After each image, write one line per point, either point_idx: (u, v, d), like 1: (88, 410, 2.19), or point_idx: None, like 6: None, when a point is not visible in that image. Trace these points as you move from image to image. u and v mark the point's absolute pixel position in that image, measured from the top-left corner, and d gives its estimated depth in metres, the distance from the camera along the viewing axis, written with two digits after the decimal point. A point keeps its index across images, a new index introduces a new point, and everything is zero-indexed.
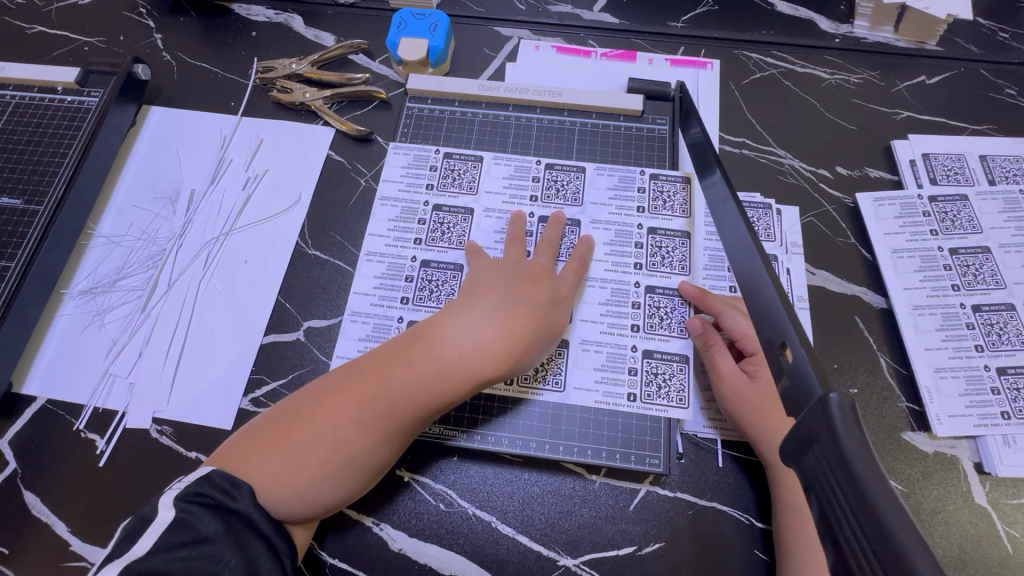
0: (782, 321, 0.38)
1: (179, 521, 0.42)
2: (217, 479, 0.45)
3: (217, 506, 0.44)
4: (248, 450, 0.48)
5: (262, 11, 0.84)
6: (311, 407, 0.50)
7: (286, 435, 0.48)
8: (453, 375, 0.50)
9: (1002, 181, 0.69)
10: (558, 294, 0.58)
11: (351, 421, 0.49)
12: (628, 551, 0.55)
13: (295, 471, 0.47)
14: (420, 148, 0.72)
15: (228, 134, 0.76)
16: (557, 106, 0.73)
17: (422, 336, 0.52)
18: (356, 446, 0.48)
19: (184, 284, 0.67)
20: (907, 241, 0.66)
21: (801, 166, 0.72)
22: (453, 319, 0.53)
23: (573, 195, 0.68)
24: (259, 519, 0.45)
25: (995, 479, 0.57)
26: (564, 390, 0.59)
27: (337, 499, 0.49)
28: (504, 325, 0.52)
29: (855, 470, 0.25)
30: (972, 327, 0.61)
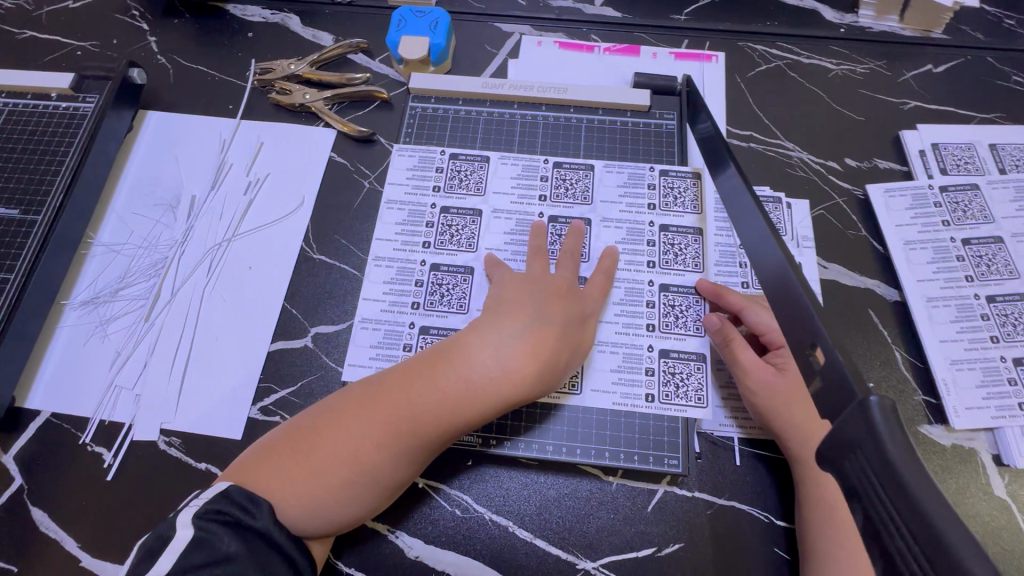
0: (814, 320, 0.37)
1: (198, 539, 0.41)
2: (236, 496, 0.44)
3: (234, 524, 0.43)
4: (267, 466, 0.47)
5: (258, 12, 0.83)
6: (331, 425, 0.48)
7: (306, 454, 0.47)
8: (479, 398, 0.49)
9: (1012, 170, 0.68)
10: (582, 313, 0.57)
11: (373, 442, 0.48)
12: (647, 552, 0.54)
13: (314, 489, 0.46)
14: (424, 150, 0.71)
15: (227, 138, 0.75)
16: (562, 102, 0.72)
17: (450, 356, 0.51)
18: (378, 467, 0.47)
19: (187, 293, 0.66)
20: (919, 232, 0.66)
21: (810, 159, 0.71)
22: (482, 341, 0.52)
23: (583, 193, 0.67)
24: (278, 534, 0.44)
25: (1013, 470, 0.56)
26: (581, 392, 0.59)
27: (353, 518, 0.48)
28: (531, 345, 0.51)
29: (899, 474, 0.25)
30: (987, 318, 0.61)
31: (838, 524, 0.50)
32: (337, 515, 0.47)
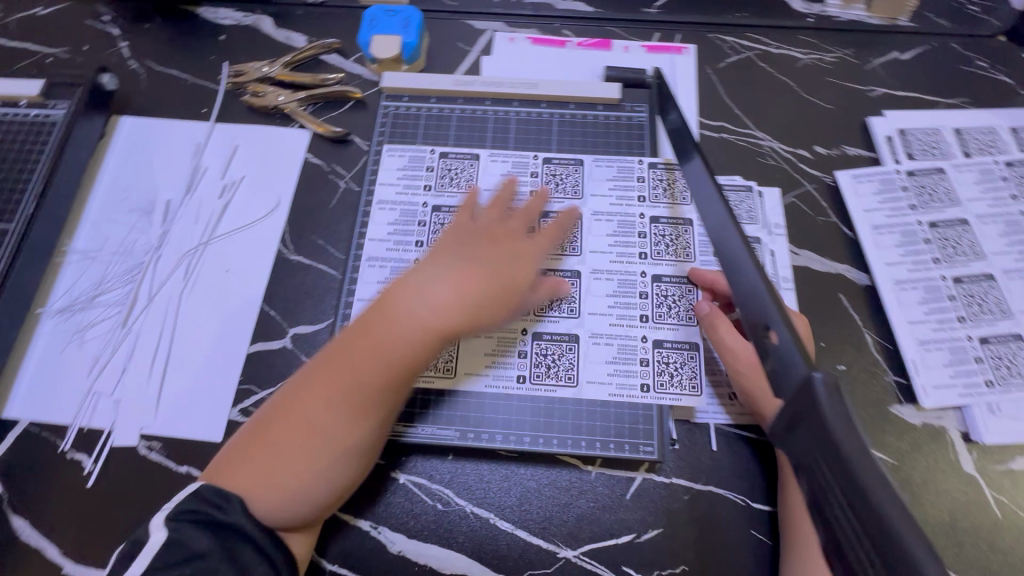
0: (769, 306, 0.37)
1: (171, 540, 0.43)
2: (207, 494, 0.46)
3: (208, 523, 0.45)
4: (228, 458, 0.48)
5: (230, 14, 0.83)
6: (278, 402, 0.50)
7: (257, 434, 0.48)
8: (404, 333, 0.50)
9: (977, 153, 0.70)
10: (521, 251, 0.57)
11: (312, 400, 0.48)
12: (627, 539, 0.55)
13: (276, 471, 0.47)
14: (415, 149, 0.70)
15: (201, 142, 0.74)
16: (534, 97, 0.72)
17: (376, 309, 0.52)
18: (319, 424, 0.48)
19: (165, 297, 0.66)
20: (888, 217, 0.67)
21: (780, 148, 0.72)
22: (406, 287, 0.52)
23: (573, 188, 0.68)
24: (253, 529, 0.45)
25: (982, 446, 0.57)
26: (578, 385, 0.59)
27: (314, 488, 0.48)
28: (459, 284, 0.52)
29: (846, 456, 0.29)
30: (954, 298, 0.62)
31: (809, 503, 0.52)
32: (306, 490, 0.47)
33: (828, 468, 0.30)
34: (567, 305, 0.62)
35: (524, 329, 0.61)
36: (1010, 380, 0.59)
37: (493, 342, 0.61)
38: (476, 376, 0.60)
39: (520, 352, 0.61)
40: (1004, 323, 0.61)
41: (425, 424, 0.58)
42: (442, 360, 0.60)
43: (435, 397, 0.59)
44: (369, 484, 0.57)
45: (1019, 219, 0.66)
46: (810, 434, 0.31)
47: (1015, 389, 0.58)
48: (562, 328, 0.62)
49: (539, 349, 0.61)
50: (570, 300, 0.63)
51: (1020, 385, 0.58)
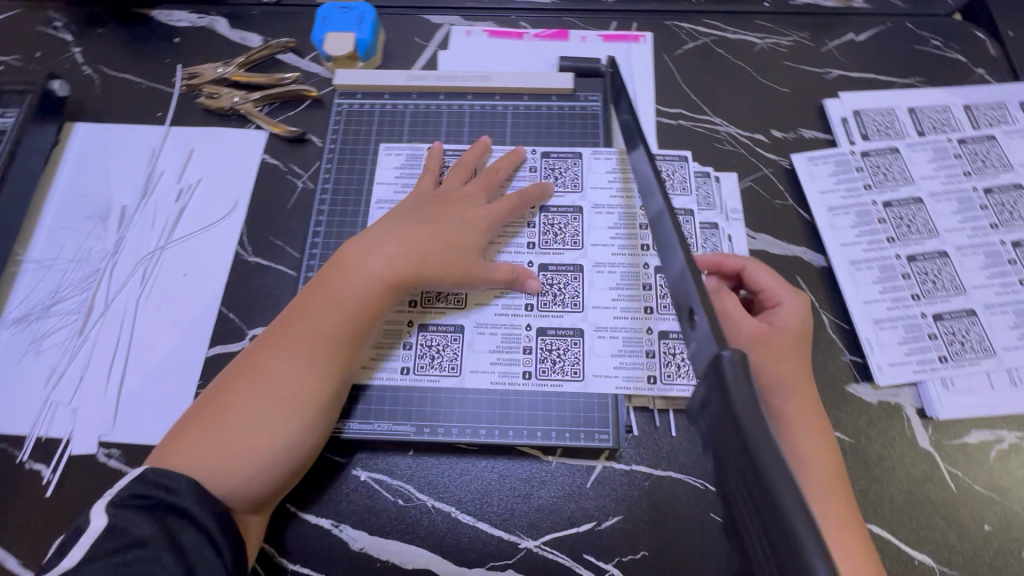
0: (692, 291, 0.38)
1: (111, 526, 0.43)
2: (152, 477, 0.46)
3: (154, 506, 0.45)
4: (186, 422, 0.51)
5: (185, 16, 0.82)
6: (237, 363, 0.54)
7: (214, 394, 0.52)
8: (351, 284, 0.56)
9: (930, 132, 0.70)
10: (467, 215, 0.61)
11: (267, 352, 0.53)
12: (588, 527, 0.55)
13: (235, 434, 0.49)
14: (411, 147, 0.70)
15: (157, 146, 0.74)
16: (489, 90, 0.72)
17: (321, 277, 0.57)
18: (271, 373, 0.52)
19: (122, 303, 0.65)
20: (843, 198, 0.67)
21: (737, 133, 0.72)
22: (348, 254, 0.58)
23: (573, 181, 0.67)
24: (204, 516, 0.45)
25: (937, 422, 0.58)
26: (584, 378, 0.59)
27: (261, 441, 0.50)
28: (400, 243, 0.58)
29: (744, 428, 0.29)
30: (908, 277, 0.63)
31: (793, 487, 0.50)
32: (270, 447, 0.50)
33: (735, 451, 0.29)
34: (570, 300, 0.62)
35: (527, 325, 0.62)
36: (962, 355, 0.59)
37: (498, 340, 0.61)
38: (484, 375, 0.60)
39: (525, 348, 0.61)
40: (957, 299, 0.61)
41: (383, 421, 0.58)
42: (450, 361, 0.61)
43: (390, 394, 0.59)
44: (321, 475, 0.57)
45: (971, 196, 0.66)
46: (718, 416, 0.31)
47: (968, 364, 0.59)
48: (565, 323, 0.62)
49: (544, 345, 0.61)
50: (573, 294, 0.63)
51: (973, 360, 0.59)
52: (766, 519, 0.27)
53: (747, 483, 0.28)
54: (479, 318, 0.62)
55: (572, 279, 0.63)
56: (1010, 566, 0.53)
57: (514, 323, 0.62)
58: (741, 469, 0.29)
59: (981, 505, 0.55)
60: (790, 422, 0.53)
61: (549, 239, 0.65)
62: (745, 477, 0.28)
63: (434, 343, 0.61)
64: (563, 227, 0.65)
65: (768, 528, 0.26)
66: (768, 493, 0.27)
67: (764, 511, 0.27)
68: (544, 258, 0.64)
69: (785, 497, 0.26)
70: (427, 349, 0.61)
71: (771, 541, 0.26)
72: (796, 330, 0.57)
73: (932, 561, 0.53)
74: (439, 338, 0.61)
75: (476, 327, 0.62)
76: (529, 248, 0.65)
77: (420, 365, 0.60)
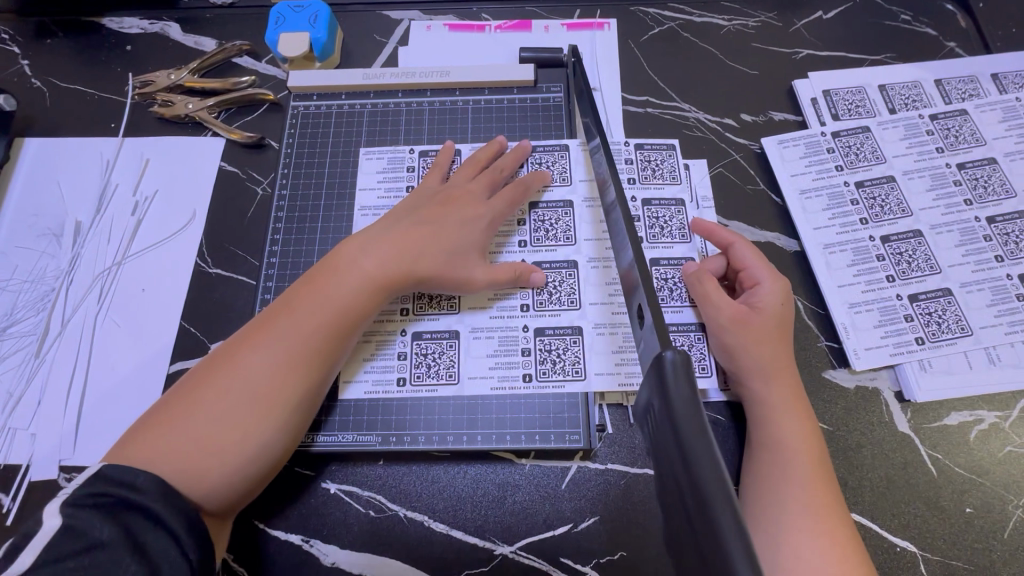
0: (640, 288, 0.40)
1: (66, 526, 0.40)
2: (111, 474, 0.42)
3: (114, 505, 0.42)
4: (151, 415, 0.48)
5: (136, 22, 0.79)
6: (212, 357, 0.51)
7: (186, 387, 0.49)
8: (341, 281, 0.54)
9: (902, 108, 0.69)
10: (468, 213, 0.59)
11: (247, 347, 0.51)
12: (564, 530, 0.54)
13: (203, 432, 0.47)
14: (392, 149, 0.68)
15: (111, 158, 0.71)
16: (449, 86, 0.71)
17: (310, 275, 0.55)
18: (250, 368, 0.50)
19: (78, 322, 0.63)
20: (814, 180, 0.66)
21: (706, 118, 0.71)
22: (339, 253, 0.56)
23: (561, 175, 0.65)
24: (169, 516, 0.42)
25: (915, 405, 0.57)
26: (586, 377, 0.57)
27: (232, 438, 0.47)
28: (391, 238, 0.57)
29: (680, 428, 0.29)
30: (882, 258, 0.61)
31: (767, 475, 0.50)
32: (241, 446, 0.48)
33: (679, 466, 0.28)
34: (567, 298, 0.61)
35: (525, 326, 0.60)
36: (939, 335, 0.58)
37: (496, 343, 0.59)
38: (483, 381, 0.58)
39: (524, 350, 0.59)
40: (933, 279, 0.60)
41: (349, 432, 0.57)
42: (447, 369, 0.59)
43: (363, 404, 0.58)
44: (294, 489, 0.56)
45: (945, 172, 0.65)
46: (664, 431, 0.30)
47: (945, 344, 0.58)
48: (563, 322, 0.60)
49: (543, 346, 0.59)
50: (569, 292, 0.61)
51: (950, 340, 0.58)
52: (705, 535, 0.25)
53: (688, 500, 0.27)
54: (473, 322, 0.60)
55: (568, 276, 0.61)
56: (993, 549, 0.52)
57: (510, 324, 0.60)
58: (683, 484, 0.28)
59: (961, 488, 0.54)
60: (770, 407, 0.52)
61: (542, 237, 0.63)
62: (687, 494, 0.27)
63: (430, 349, 0.59)
64: (554, 224, 0.64)
65: (705, 547, 0.25)
66: (704, 510, 0.26)
67: (702, 528, 0.26)
68: (537, 256, 0.62)
69: (720, 511, 0.25)
70: (423, 356, 0.59)
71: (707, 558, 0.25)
72: (780, 308, 0.55)
73: (914, 548, 0.52)
74: (435, 345, 0.59)
75: (473, 331, 0.60)
76: (521, 246, 0.63)
77: (416, 374, 0.58)
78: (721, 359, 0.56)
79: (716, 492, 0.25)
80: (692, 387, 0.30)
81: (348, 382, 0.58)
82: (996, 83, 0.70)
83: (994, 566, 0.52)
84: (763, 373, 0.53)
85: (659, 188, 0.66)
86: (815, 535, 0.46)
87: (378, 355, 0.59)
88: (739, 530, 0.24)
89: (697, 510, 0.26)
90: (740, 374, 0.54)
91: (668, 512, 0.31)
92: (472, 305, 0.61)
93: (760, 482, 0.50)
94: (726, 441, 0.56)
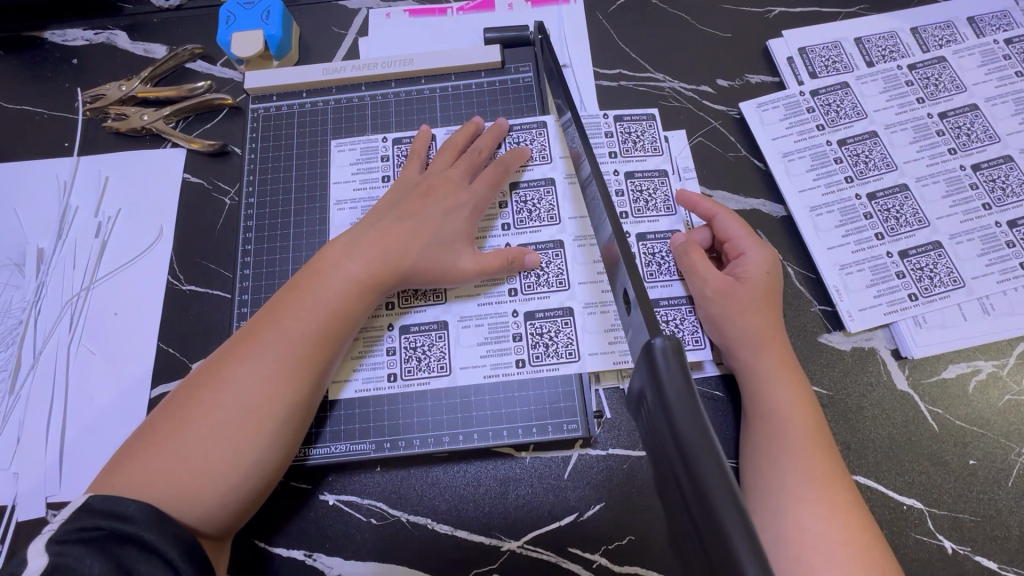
0: (623, 270, 0.38)
1: (54, 564, 0.38)
2: (100, 505, 0.41)
3: (105, 538, 0.40)
4: (137, 439, 0.46)
5: (80, 33, 0.75)
6: (198, 374, 0.49)
7: (172, 408, 0.47)
8: (327, 285, 0.52)
9: (880, 61, 0.67)
10: (450, 203, 0.57)
11: (233, 360, 0.49)
12: (571, 519, 0.53)
13: (194, 452, 0.45)
14: (365, 139, 0.66)
15: (67, 179, 0.68)
16: (413, 74, 0.68)
17: (294, 282, 0.53)
18: (238, 382, 0.48)
19: (51, 353, 0.61)
20: (796, 141, 0.64)
21: (682, 87, 0.69)
22: (322, 257, 0.54)
23: (541, 153, 0.63)
24: (164, 545, 0.41)
25: (913, 362, 0.56)
26: (580, 358, 0.56)
27: (223, 456, 0.45)
28: (375, 235, 0.55)
29: (673, 415, 0.27)
30: (870, 216, 0.60)
31: (764, 447, 0.49)
32: (233, 464, 0.46)
33: (679, 469, 0.26)
34: (554, 279, 0.59)
35: (514, 312, 0.58)
36: (932, 290, 0.57)
37: (485, 330, 0.58)
38: (475, 370, 0.57)
39: (514, 336, 0.57)
40: (922, 233, 0.59)
41: (341, 440, 0.55)
42: (437, 361, 0.57)
43: (356, 411, 0.56)
44: (291, 504, 0.54)
45: (927, 123, 0.64)
46: (661, 428, 0.29)
47: (939, 298, 0.57)
48: (552, 304, 0.58)
49: (534, 329, 0.57)
50: (557, 273, 0.59)
51: (943, 293, 0.57)
52: (713, 543, 0.24)
53: (692, 505, 0.25)
54: (461, 310, 0.58)
55: (555, 257, 0.60)
56: (998, 498, 0.52)
57: (499, 311, 0.58)
58: (685, 488, 0.26)
59: (963, 441, 0.54)
60: (762, 377, 0.51)
61: (525, 217, 0.61)
62: (689, 500, 0.26)
63: (419, 343, 0.58)
64: (537, 203, 0.61)
65: (715, 557, 0.24)
66: (709, 515, 0.24)
67: (709, 535, 0.24)
68: (521, 238, 0.60)
69: (727, 517, 0.23)
70: (413, 350, 0.57)
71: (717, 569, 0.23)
72: (765, 276, 0.54)
73: (921, 505, 0.52)
74: (424, 337, 0.58)
75: (461, 320, 0.58)
76: (504, 230, 0.61)
77: (407, 369, 0.57)
78: (710, 334, 0.55)
79: (722, 496, 0.24)
80: (685, 372, 0.29)
81: (344, 385, 0.56)
82: (973, 27, 0.68)
83: (1001, 515, 0.52)
84: (753, 343, 0.52)
85: (640, 162, 0.64)
86: (817, 504, 0.45)
87: (368, 354, 0.57)
88: (745, 534, 0.23)
89: (696, 499, 0.25)
90: (730, 346, 0.53)
91: (670, 514, 0.30)
92: (458, 295, 0.59)
93: (760, 455, 0.49)
94: (724, 416, 0.56)
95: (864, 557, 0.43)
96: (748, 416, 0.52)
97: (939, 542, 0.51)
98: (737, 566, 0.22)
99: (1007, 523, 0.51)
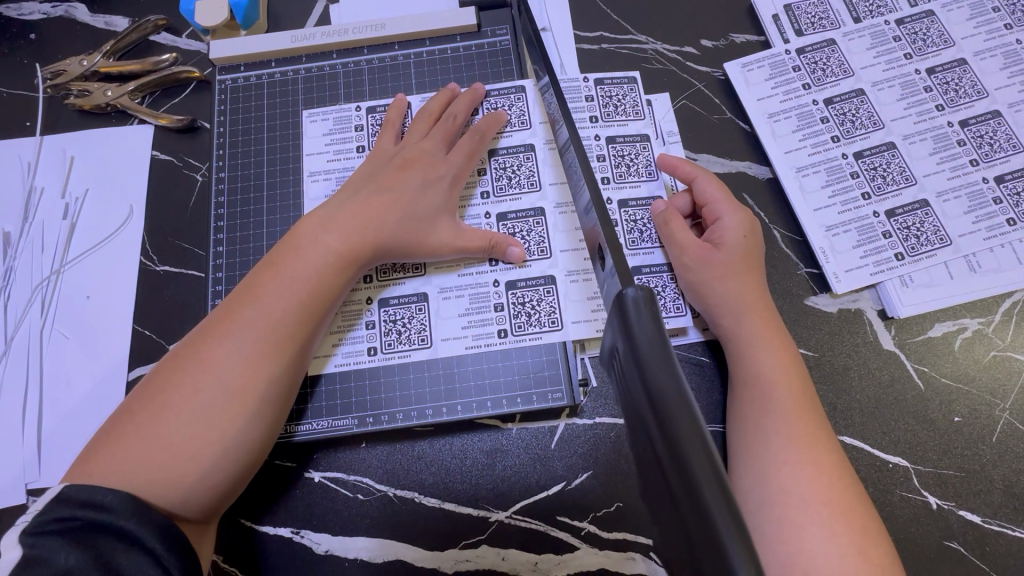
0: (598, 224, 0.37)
1: (28, 557, 0.36)
2: (75, 495, 0.39)
3: (82, 529, 0.38)
4: (112, 427, 0.44)
5: (36, 7, 0.71)
6: (172, 358, 0.47)
7: (148, 394, 0.45)
8: (307, 261, 0.50)
9: (867, 16, 0.65)
10: (427, 174, 0.55)
11: (213, 341, 0.47)
12: (559, 488, 0.53)
13: (176, 437, 0.43)
14: (337, 110, 0.63)
15: (31, 160, 0.66)
16: (385, 41, 0.66)
17: (271, 258, 0.51)
18: (220, 364, 0.46)
19: (23, 340, 0.59)
20: (782, 102, 0.63)
21: (665, 48, 0.67)
22: (297, 232, 0.52)
23: (519, 118, 0.61)
24: (145, 534, 0.39)
25: (899, 321, 0.56)
26: (563, 327, 0.55)
27: (206, 440, 0.44)
28: (354, 208, 0.53)
29: (646, 365, 0.27)
30: (857, 175, 0.59)
31: (746, 413, 0.49)
32: (218, 448, 0.44)
33: (657, 435, 0.25)
34: (536, 247, 0.58)
35: (495, 282, 0.57)
36: (919, 249, 0.57)
37: (467, 301, 0.57)
38: (457, 342, 0.56)
39: (496, 306, 0.56)
40: (910, 191, 0.59)
41: (323, 416, 0.55)
42: (418, 333, 0.56)
43: (338, 386, 0.55)
44: (275, 484, 0.54)
45: (915, 80, 0.62)
46: (635, 386, 0.28)
47: (925, 257, 0.57)
48: (534, 273, 0.57)
49: (516, 299, 0.56)
50: (539, 241, 0.58)
51: (930, 252, 0.57)
52: (688, 508, 0.23)
53: (669, 470, 0.24)
54: (441, 282, 0.57)
55: (536, 225, 0.59)
56: (983, 453, 0.52)
57: (481, 281, 0.57)
58: (663, 453, 0.25)
59: (949, 398, 0.54)
60: (744, 342, 0.51)
61: (505, 185, 0.60)
62: (666, 466, 0.25)
63: (399, 315, 0.57)
64: (516, 170, 0.60)
65: (691, 523, 0.23)
66: (686, 480, 0.23)
67: (683, 500, 0.23)
68: (502, 207, 0.59)
69: (696, 461, 0.23)
70: (393, 323, 0.56)
71: (693, 534, 0.23)
72: (744, 240, 0.53)
73: (906, 463, 0.52)
74: (403, 309, 0.57)
75: (441, 292, 0.57)
76: (483, 198, 0.59)
77: (387, 343, 0.56)
78: (692, 302, 0.54)
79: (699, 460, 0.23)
80: (657, 322, 0.29)
81: (325, 361, 0.56)
82: None
83: (984, 470, 0.52)
84: (738, 309, 0.51)
85: (621, 128, 0.62)
86: (801, 465, 0.45)
87: (348, 328, 0.56)
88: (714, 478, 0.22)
89: (665, 444, 0.25)
90: (713, 314, 0.52)
91: (646, 476, 0.29)
92: (438, 267, 0.58)
93: (746, 419, 0.49)
94: (711, 381, 0.55)
95: (846, 515, 0.43)
96: (734, 383, 0.51)
97: (923, 498, 0.51)
98: (713, 531, 0.21)
99: (990, 477, 0.52)
